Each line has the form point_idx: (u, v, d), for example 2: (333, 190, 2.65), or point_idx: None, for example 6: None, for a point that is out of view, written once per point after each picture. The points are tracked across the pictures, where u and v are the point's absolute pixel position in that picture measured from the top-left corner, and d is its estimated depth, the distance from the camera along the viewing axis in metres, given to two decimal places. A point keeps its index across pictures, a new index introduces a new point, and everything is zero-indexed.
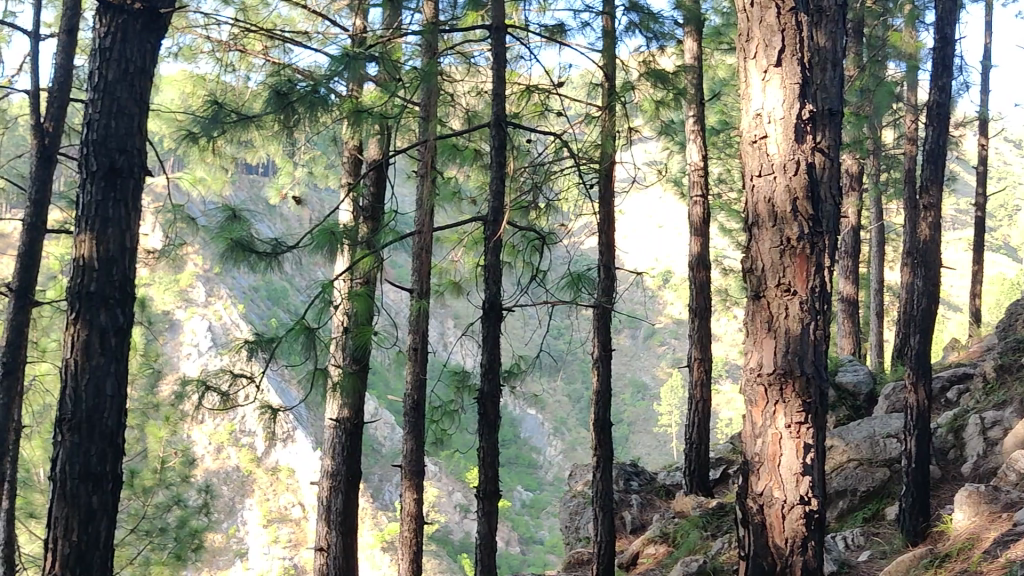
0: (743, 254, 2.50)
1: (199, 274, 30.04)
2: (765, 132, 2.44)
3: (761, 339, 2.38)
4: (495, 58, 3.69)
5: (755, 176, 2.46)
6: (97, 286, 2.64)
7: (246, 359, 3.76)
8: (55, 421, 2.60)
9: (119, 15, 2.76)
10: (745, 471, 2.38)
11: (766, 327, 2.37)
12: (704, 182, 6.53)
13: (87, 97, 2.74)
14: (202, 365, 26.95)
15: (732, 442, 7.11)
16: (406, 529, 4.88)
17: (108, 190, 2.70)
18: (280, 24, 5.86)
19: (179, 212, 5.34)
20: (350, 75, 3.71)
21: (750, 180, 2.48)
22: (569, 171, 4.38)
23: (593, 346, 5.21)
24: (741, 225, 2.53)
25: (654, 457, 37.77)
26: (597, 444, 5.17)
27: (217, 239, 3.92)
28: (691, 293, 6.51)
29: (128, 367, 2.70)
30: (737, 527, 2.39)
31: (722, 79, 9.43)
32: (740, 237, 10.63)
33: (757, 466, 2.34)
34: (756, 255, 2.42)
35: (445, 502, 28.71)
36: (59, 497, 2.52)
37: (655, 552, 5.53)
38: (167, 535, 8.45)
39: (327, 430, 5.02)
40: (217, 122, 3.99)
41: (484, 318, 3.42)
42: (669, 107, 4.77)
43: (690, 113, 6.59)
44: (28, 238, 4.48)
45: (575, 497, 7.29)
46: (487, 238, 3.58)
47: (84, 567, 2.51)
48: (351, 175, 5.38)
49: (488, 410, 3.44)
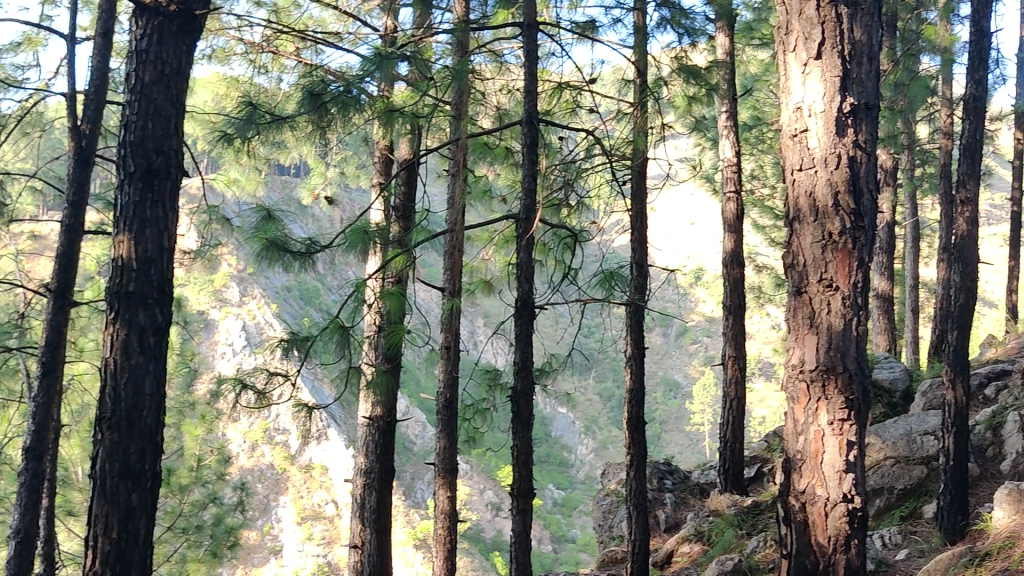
0: (784, 249, 2.52)
1: (232, 274, 30.27)
2: (806, 126, 2.47)
3: (803, 336, 2.40)
4: (527, 55, 3.67)
5: (796, 170, 2.49)
6: (135, 286, 2.67)
7: (282, 358, 3.78)
8: (95, 421, 2.63)
9: (155, 17, 2.78)
10: (787, 468, 2.40)
11: (808, 323, 2.39)
12: (737, 178, 6.48)
13: (124, 99, 2.77)
14: (235, 365, 27.16)
15: (766, 440, 7.05)
16: (440, 527, 4.92)
17: (145, 191, 2.72)
18: (311, 24, 5.89)
19: (214, 213, 5.39)
20: (382, 76, 3.70)
21: (791, 174, 2.51)
22: (601, 169, 4.31)
23: (625, 344, 5.19)
24: (783, 220, 2.56)
25: (686, 455, 37.60)
26: (630, 442, 5.16)
27: (252, 240, 3.95)
28: (724, 290, 6.47)
29: (166, 366, 2.72)
30: (780, 525, 2.41)
31: (754, 75, 9.35)
32: (773, 233, 10.55)
33: (799, 464, 2.36)
34: (797, 251, 2.45)
35: (477, 500, 28.75)
36: (99, 495, 2.55)
37: (690, 551, 5.49)
38: (202, 533, 8.54)
39: (360, 428, 5.04)
40: (252, 124, 4.01)
41: (517, 317, 3.42)
42: (700, 102, 4.74)
43: (722, 108, 6.55)
44: (67, 239, 4.54)
45: (608, 496, 7.27)
46: (519, 236, 3.56)
47: (125, 565, 2.54)
48: (382, 174, 5.40)
49: (521, 408, 3.43)
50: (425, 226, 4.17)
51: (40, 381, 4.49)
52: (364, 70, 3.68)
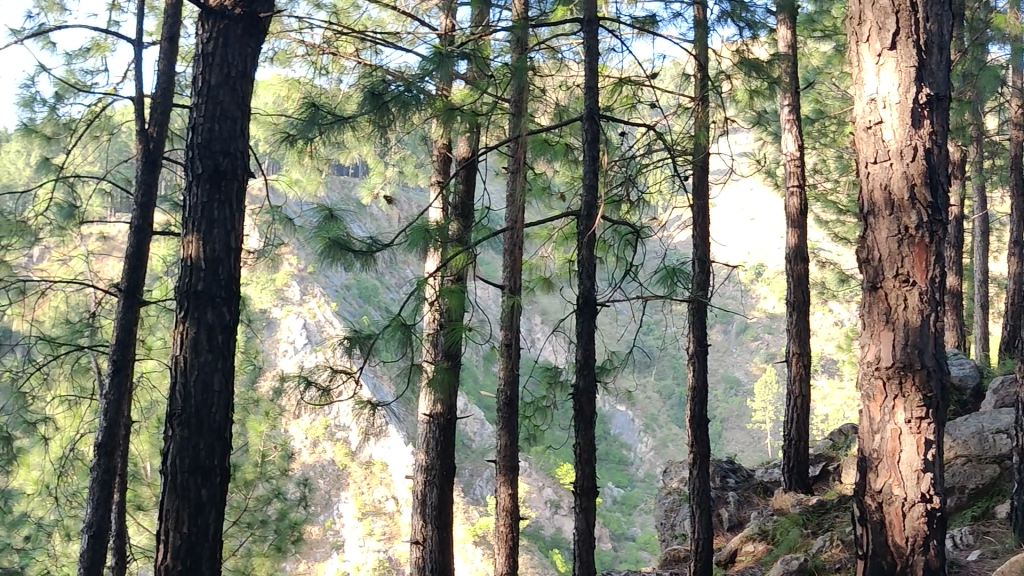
0: (860, 242, 2.63)
1: (293, 273, 30.67)
2: (881, 118, 2.58)
3: (880, 332, 2.50)
4: (588, 51, 3.64)
5: (871, 162, 2.60)
6: (204, 285, 2.72)
7: (345, 355, 3.82)
8: (166, 417, 2.68)
9: (221, 20, 2.83)
10: (865, 468, 2.51)
11: (885, 318, 2.49)
12: (800, 172, 6.39)
13: (192, 102, 2.82)
14: (297, 363, 27.52)
15: (831, 438, 6.93)
16: (501, 524, 5.07)
17: (213, 191, 2.77)
18: (371, 25, 5.93)
19: (277, 213, 5.47)
20: (445, 74, 3.69)
21: (866, 166, 2.62)
22: (662, 164, 4.28)
23: (688, 341, 5.15)
24: (858, 212, 2.66)
25: (748, 453, 37.18)
26: (693, 440, 5.12)
27: (314, 240, 3.98)
28: (788, 285, 6.37)
29: (234, 364, 2.77)
30: (859, 524, 2.53)
31: (816, 67, 9.19)
32: (837, 228, 10.37)
33: (877, 463, 2.47)
34: (873, 245, 2.55)
35: (537, 497, 28.76)
36: (171, 490, 2.61)
37: (754, 550, 5.43)
38: (268, 528, 8.67)
39: (421, 425, 5.08)
40: (314, 125, 4.01)
41: (579, 313, 3.41)
42: (762, 96, 4.68)
43: (785, 102, 6.46)
44: (136, 240, 4.64)
45: (670, 494, 7.22)
46: (581, 233, 3.54)
47: (195, 559, 2.58)
48: (441, 173, 5.43)
49: (584, 406, 3.42)
50: (484, 224, 4.17)
51: (111, 379, 4.60)
52: (427, 68, 3.67)
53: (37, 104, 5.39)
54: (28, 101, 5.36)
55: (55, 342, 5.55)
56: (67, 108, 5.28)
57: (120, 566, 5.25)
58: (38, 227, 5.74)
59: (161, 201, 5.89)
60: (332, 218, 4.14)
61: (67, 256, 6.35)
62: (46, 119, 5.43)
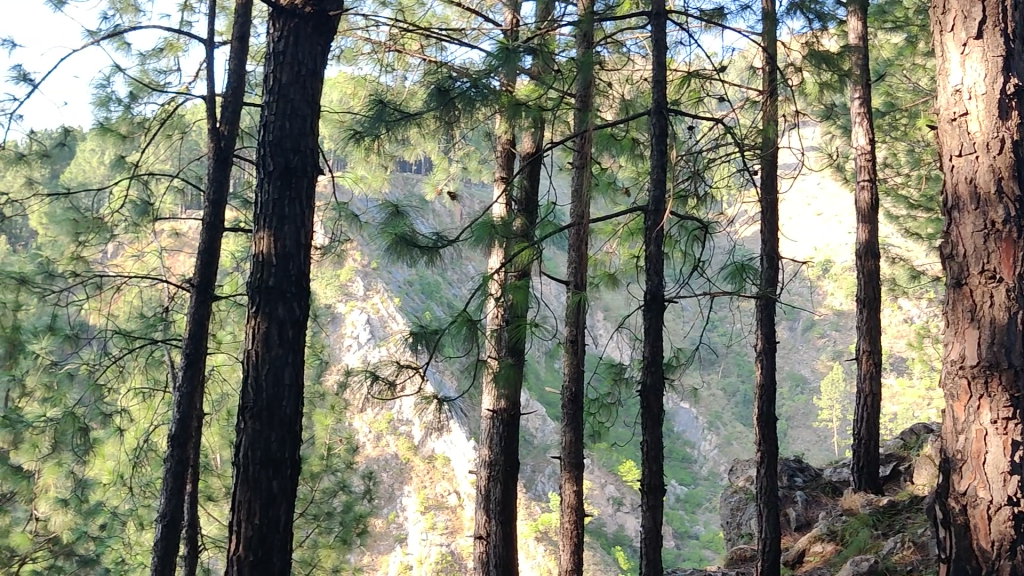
0: (945, 239, 2.51)
1: (357, 269, 31.04)
2: (966, 109, 2.47)
3: (964, 330, 2.37)
4: (655, 44, 3.60)
5: (956, 156, 2.48)
6: (275, 280, 2.76)
7: (411, 351, 3.86)
8: (238, 410, 2.74)
9: (291, 20, 2.87)
10: (948, 470, 2.37)
11: (969, 316, 2.36)
12: (872, 166, 6.26)
13: (264, 100, 2.87)
14: (361, 357, 27.84)
15: (902, 438, 6.78)
16: (566, 520, 5.08)
17: (284, 189, 2.81)
18: (436, 22, 5.96)
19: (344, 209, 5.54)
20: (511, 71, 3.69)
21: (951, 160, 2.51)
22: (730, 159, 4.22)
23: (756, 338, 5.08)
24: (943, 209, 2.54)
25: (813, 452, 36.64)
26: (761, 438, 5.06)
27: (381, 236, 4.02)
28: (858, 282, 6.26)
29: (304, 359, 2.80)
30: (941, 529, 2.38)
31: (887, 58, 8.99)
32: (909, 223, 10.14)
33: (961, 465, 2.32)
34: (957, 241, 2.43)
35: (599, 494, 28.69)
36: (243, 482, 2.66)
37: (822, 551, 5.34)
38: (334, 520, 8.80)
39: (485, 421, 5.10)
40: (381, 121, 4.06)
41: (646, 310, 3.38)
42: (833, 89, 4.59)
43: (856, 94, 6.33)
44: (208, 235, 4.73)
45: (736, 493, 7.15)
46: (648, 228, 3.51)
47: (266, 550, 2.63)
48: (505, 169, 5.43)
49: (651, 403, 3.39)
50: (549, 219, 4.16)
51: (184, 372, 4.70)
52: (494, 65, 3.68)
53: (111, 104, 5.46)
54: (103, 101, 5.43)
55: (130, 336, 5.70)
56: (142, 107, 5.40)
57: (192, 554, 5.38)
58: (114, 224, 5.89)
59: (232, 198, 6.00)
60: (399, 214, 4.20)
61: (142, 251, 6.51)
62: (121, 118, 5.53)
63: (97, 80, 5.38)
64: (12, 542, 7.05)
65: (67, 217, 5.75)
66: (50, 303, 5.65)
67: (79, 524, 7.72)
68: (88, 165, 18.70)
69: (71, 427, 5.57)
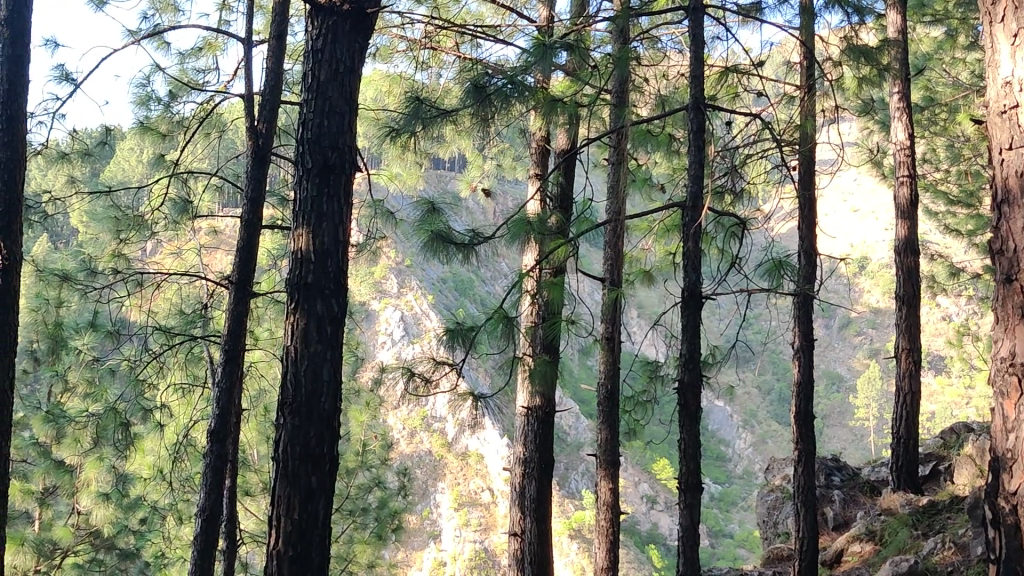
0: (993, 234, 2.45)
1: (391, 266, 31.14)
2: (1016, 101, 2.40)
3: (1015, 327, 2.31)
4: (692, 39, 3.58)
5: (1006, 149, 2.42)
6: (314, 277, 2.78)
7: (448, 347, 3.87)
8: (278, 406, 2.77)
9: (330, 18, 2.89)
10: (997, 469, 2.32)
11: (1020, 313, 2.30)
12: (911, 161, 6.18)
13: (302, 98, 2.89)
14: (395, 354, 27.94)
15: (942, 437, 6.70)
16: (602, 518, 5.08)
17: (322, 186, 2.83)
18: (470, 19, 5.96)
19: (380, 207, 5.57)
20: (549, 68, 3.67)
21: (1001, 154, 2.45)
22: (767, 155, 4.18)
23: (794, 336, 5.04)
24: (992, 204, 2.49)
25: (850, 451, 36.26)
26: (799, 436, 5.03)
27: (417, 233, 4.03)
28: (898, 279, 6.18)
29: (342, 356, 2.82)
30: (990, 528, 2.34)
31: (926, 52, 8.86)
32: (948, 219, 10.00)
33: (1010, 464, 2.27)
34: (1007, 237, 2.37)
35: (632, 492, 28.59)
36: (282, 476, 2.68)
37: (861, 551, 5.29)
38: (369, 516, 8.84)
39: (520, 418, 5.10)
40: (418, 118, 4.03)
41: (683, 306, 3.36)
42: (872, 83, 4.53)
43: (894, 89, 6.25)
44: (246, 232, 4.78)
45: (773, 491, 7.10)
46: (686, 225, 3.49)
47: (305, 545, 2.65)
48: (539, 166, 5.43)
49: (688, 400, 3.37)
50: (585, 216, 4.16)
51: (223, 369, 4.76)
52: (531, 62, 3.66)
53: (151, 103, 5.52)
54: (143, 99, 5.48)
55: (170, 332, 5.77)
56: (181, 106, 5.46)
57: (231, 548, 5.45)
58: (154, 222, 5.96)
59: (269, 196, 6.05)
60: (435, 212, 4.21)
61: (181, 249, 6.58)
62: (160, 116, 5.58)
63: (137, 79, 5.44)
64: (54, 534, 7.16)
65: (108, 215, 5.83)
66: (92, 299, 5.73)
67: (119, 518, 7.83)
68: (127, 164, 18.91)
69: (112, 422, 5.65)
